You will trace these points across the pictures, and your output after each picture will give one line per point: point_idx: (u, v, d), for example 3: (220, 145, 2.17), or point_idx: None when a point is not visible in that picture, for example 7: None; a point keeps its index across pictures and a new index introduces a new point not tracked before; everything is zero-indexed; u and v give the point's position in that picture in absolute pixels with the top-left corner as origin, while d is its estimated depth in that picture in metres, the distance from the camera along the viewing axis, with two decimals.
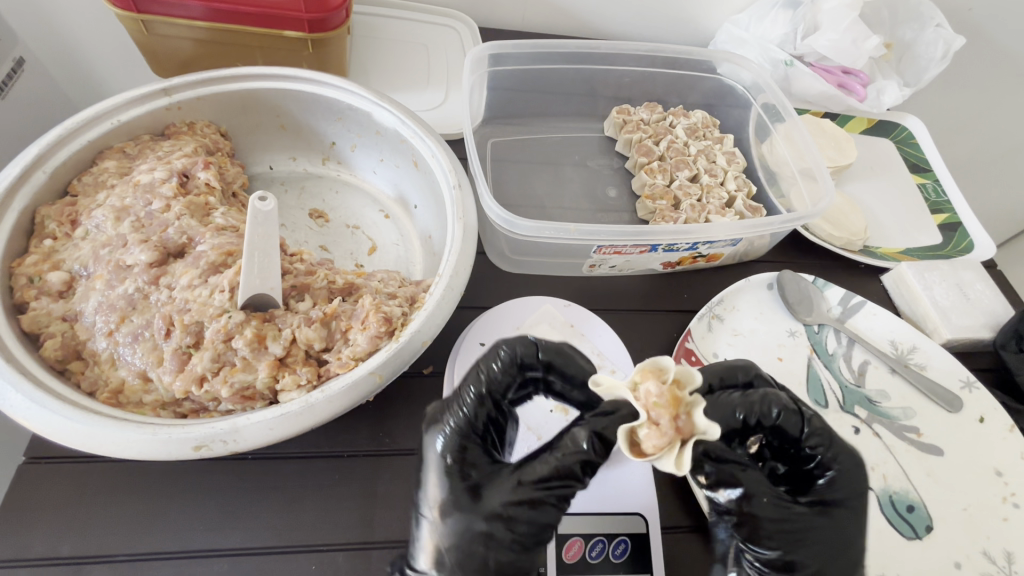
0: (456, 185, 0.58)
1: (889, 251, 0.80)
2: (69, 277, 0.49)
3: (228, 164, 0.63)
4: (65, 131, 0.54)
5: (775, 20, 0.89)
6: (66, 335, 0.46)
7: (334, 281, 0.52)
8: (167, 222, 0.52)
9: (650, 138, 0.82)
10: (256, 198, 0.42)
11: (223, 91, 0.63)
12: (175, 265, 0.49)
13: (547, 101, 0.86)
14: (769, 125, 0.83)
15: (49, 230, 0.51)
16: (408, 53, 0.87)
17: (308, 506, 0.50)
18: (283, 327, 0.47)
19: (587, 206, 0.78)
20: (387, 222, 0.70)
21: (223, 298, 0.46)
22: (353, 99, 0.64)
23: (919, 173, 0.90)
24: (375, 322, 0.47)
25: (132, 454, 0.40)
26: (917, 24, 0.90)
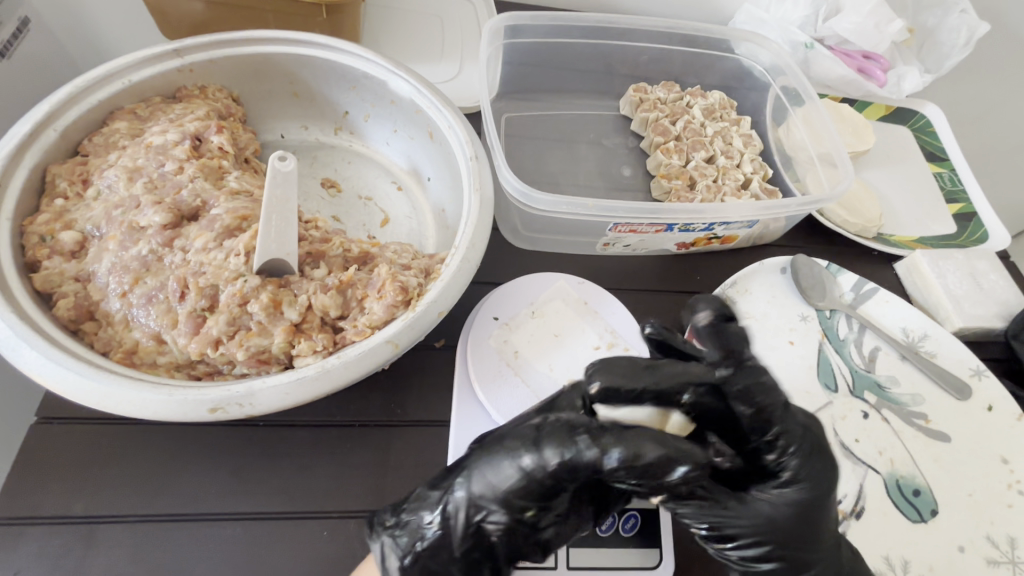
0: (474, 157, 0.57)
1: (903, 239, 0.79)
2: (81, 237, 0.48)
3: (240, 130, 0.62)
4: (76, 89, 0.53)
5: (796, 1, 0.87)
6: (80, 295, 0.46)
7: (350, 249, 0.51)
8: (181, 185, 0.51)
9: (667, 117, 0.81)
10: (276, 157, 0.46)
11: (236, 55, 0.61)
12: (189, 228, 0.48)
13: (563, 77, 0.84)
14: (788, 108, 0.82)
15: (60, 189, 0.50)
16: (422, 24, 0.85)
17: (320, 473, 0.50)
18: (299, 294, 0.47)
19: (601, 184, 0.78)
20: (400, 195, 0.69)
21: (239, 262, 0.46)
22: (368, 67, 0.63)
23: (935, 162, 0.89)
24: (392, 290, 0.47)
25: (147, 414, 0.40)
26: (941, 10, 0.88)
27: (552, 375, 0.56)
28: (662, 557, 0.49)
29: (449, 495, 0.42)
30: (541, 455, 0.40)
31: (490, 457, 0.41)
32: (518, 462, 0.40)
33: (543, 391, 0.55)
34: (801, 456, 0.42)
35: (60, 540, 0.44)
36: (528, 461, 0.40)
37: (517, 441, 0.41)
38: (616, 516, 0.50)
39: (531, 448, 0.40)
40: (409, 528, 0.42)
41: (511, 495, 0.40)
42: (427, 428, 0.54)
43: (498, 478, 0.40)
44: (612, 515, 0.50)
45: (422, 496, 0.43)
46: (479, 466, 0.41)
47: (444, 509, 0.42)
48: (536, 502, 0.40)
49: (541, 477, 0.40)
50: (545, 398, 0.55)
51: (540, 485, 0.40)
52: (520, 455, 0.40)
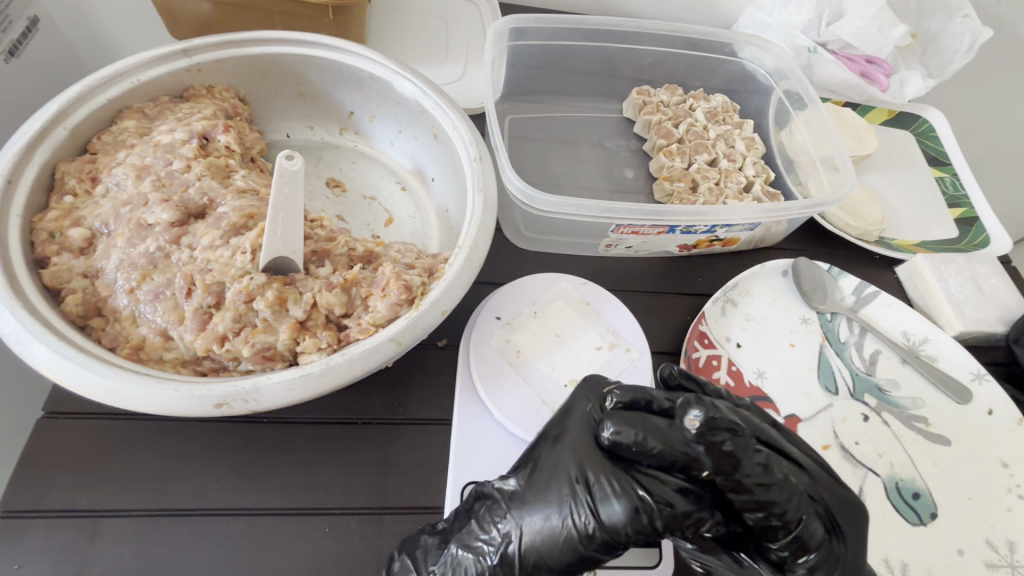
0: (478, 158, 0.58)
1: (904, 243, 0.79)
2: (90, 234, 0.49)
3: (246, 129, 0.63)
4: (86, 88, 0.54)
5: (800, 6, 0.88)
6: (88, 291, 0.46)
7: (354, 248, 0.52)
8: (188, 183, 0.51)
9: (670, 120, 0.81)
10: (283, 155, 0.43)
11: (243, 55, 0.62)
12: (196, 225, 0.49)
13: (567, 79, 0.85)
14: (790, 112, 0.82)
15: (69, 186, 0.51)
16: (427, 26, 0.86)
17: (323, 469, 0.50)
18: (303, 291, 0.47)
19: (605, 186, 0.78)
20: (404, 195, 0.70)
21: (245, 260, 0.46)
22: (374, 68, 0.64)
23: (937, 166, 0.89)
24: (396, 289, 0.47)
25: (154, 409, 0.40)
26: (944, 15, 0.89)
27: (553, 374, 0.57)
28: (662, 556, 0.50)
29: (484, 551, 0.41)
30: (592, 508, 0.40)
31: (534, 506, 0.41)
32: (568, 518, 0.40)
33: (543, 390, 0.56)
34: (823, 556, 0.41)
35: (64, 533, 0.45)
36: (583, 520, 0.39)
37: (562, 495, 0.40)
38: None
39: (575, 502, 0.40)
40: (450, 563, 0.42)
41: (559, 553, 0.40)
42: (428, 427, 0.54)
43: (548, 540, 0.40)
44: None
45: (456, 557, 0.42)
46: (538, 521, 0.41)
47: (490, 559, 0.41)
48: (581, 556, 0.40)
49: (603, 537, 0.39)
50: (546, 397, 0.55)
51: (584, 545, 0.40)
52: (571, 509, 0.40)
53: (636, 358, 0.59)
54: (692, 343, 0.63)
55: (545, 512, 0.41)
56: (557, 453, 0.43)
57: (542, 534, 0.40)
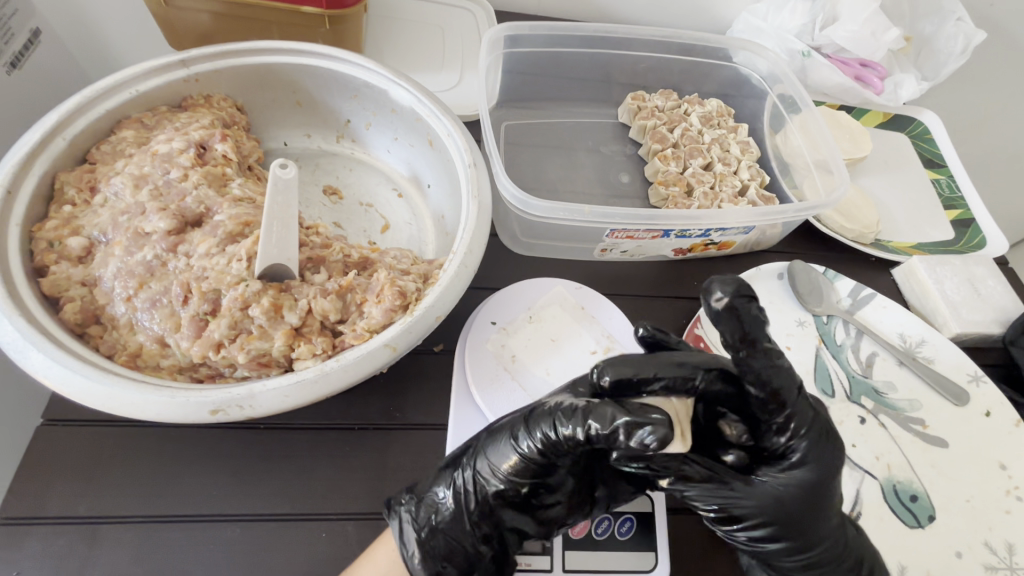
0: (472, 164, 0.58)
1: (900, 245, 0.80)
2: (88, 243, 0.49)
3: (244, 138, 0.64)
4: (85, 99, 0.55)
5: (794, 11, 0.89)
6: (86, 299, 0.47)
7: (349, 255, 0.52)
8: (185, 191, 0.52)
9: (665, 125, 0.82)
10: (277, 165, 0.45)
11: (240, 65, 0.63)
12: (193, 233, 0.49)
13: (562, 85, 0.85)
14: (785, 115, 0.83)
15: (68, 196, 0.52)
16: (424, 36, 0.88)
17: (319, 476, 0.50)
18: (299, 298, 0.47)
19: (600, 191, 0.79)
20: (400, 201, 0.70)
21: (241, 267, 0.46)
22: (370, 76, 0.65)
23: (933, 169, 0.90)
24: (390, 295, 0.48)
25: (151, 415, 0.40)
26: (938, 18, 0.90)
27: (548, 378, 0.57)
28: (658, 560, 0.50)
29: (456, 479, 0.47)
30: (536, 434, 0.45)
31: (493, 442, 0.46)
32: (519, 445, 0.45)
33: (538, 395, 0.56)
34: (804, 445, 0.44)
35: (62, 541, 0.45)
36: (529, 443, 0.45)
37: (511, 426, 0.46)
38: (612, 519, 0.51)
39: (521, 435, 0.45)
40: (424, 505, 0.46)
41: (514, 473, 0.45)
42: (424, 432, 0.54)
43: (502, 464, 0.45)
44: (608, 519, 0.51)
45: (436, 490, 0.47)
46: (493, 449, 0.46)
47: (456, 489, 0.46)
48: (535, 478, 0.46)
49: (542, 456, 0.44)
50: (541, 402, 0.56)
51: (534, 464, 0.45)
52: (520, 438, 0.45)
53: None
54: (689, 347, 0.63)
55: (501, 447, 0.46)
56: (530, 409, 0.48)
57: (500, 462, 0.46)
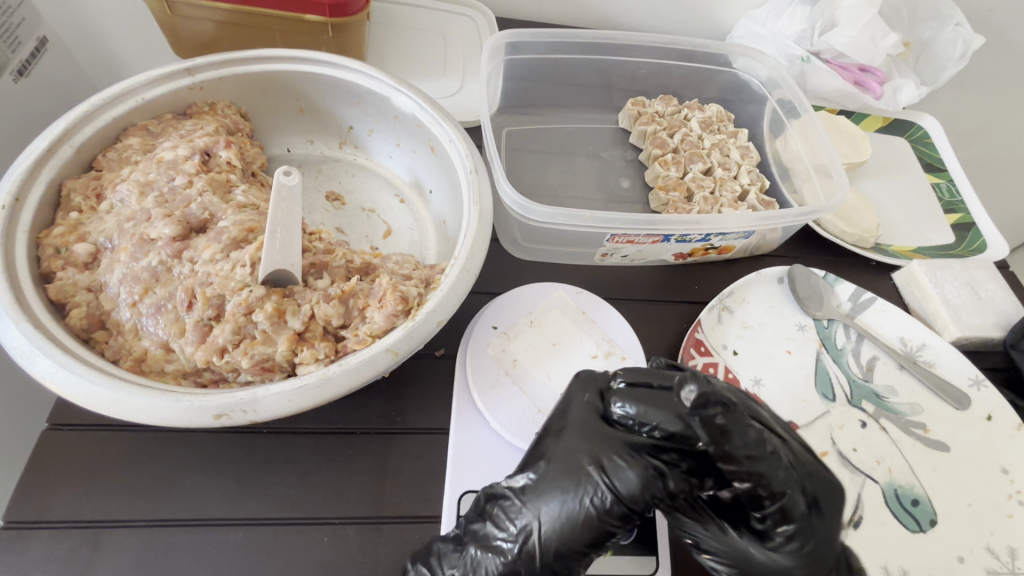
0: (473, 170, 0.59)
1: (901, 249, 0.80)
2: (95, 249, 0.50)
3: (248, 145, 0.64)
4: (91, 107, 0.56)
5: (793, 17, 0.90)
6: (92, 305, 0.47)
7: (352, 260, 0.53)
8: (190, 198, 0.52)
9: (665, 130, 0.82)
10: (281, 173, 0.44)
11: (244, 72, 0.64)
12: (198, 239, 0.50)
13: (563, 91, 0.86)
14: (784, 120, 0.83)
15: (74, 203, 0.52)
16: (427, 43, 0.89)
17: (322, 480, 0.51)
18: (302, 303, 0.48)
19: (600, 196, 0.79)
20: (402, 207, 0.71)
21: (245, 273, 0.47)
22: (372, 83, 0.65)
23: (932, 173, 0.90)
24: (392, 300, 0.48)
25: (156, 420, 0.41)
26: (936, 24, 0.90)
27: (549, 382, 0.57)
28: (659, 564, 0.50)
29: (506, 550, 0.40)
30: (610, 487, 0.40)
31: (548, 495, 0.40)
32: (582, 501, 0.40)
33: (539, 399, 0.56)
34: (801, 528, 0.42)
35: (66, 545, 0.45)
36: (595, 499, 0.40)
37: (577, 481, 0.40)
38: None
39: (590, 486, 0.40)
40: (469, 566, 0.41)
41: (579, 537, 0.40)
42: (426, 436, 0.54)
43: (566, 521, 0.40)
44: None
45: (474, 557, 0.41)
46: (547, 508, 0.40)
47: (507, 556, 0.40)
48: (597, 542, 0.40)
49: (614, 512, 0.40)
50: (542, 406, 0.56)
51: (603, 523, 0.40)
52: (590, 494, 0.40)
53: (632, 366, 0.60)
54: (689, 351, 0.63)
55: (561, 508, 0.40)
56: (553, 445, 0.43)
57: (560, 522, 0.40)
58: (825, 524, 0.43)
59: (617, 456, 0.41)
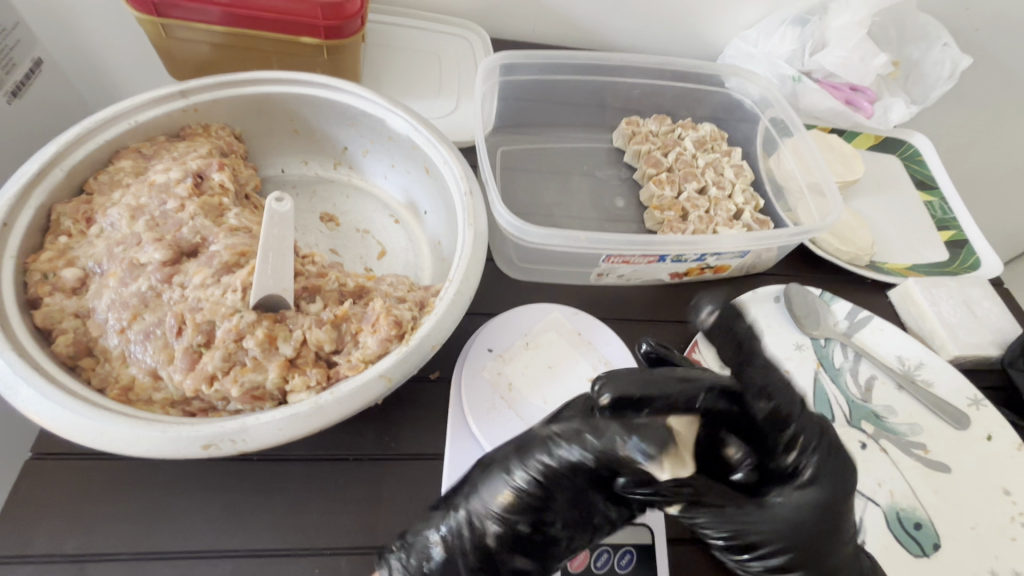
0: (468, 193, 0.59)
1: (896, 267, 0.80)
2: (83, 274, 0.49)
3: (241, 167, 0.64)
4: (83, 130, 0.55)
5: (783, 37, 0.91)
6: (79, 331, 0.47)
7: (345, 284, 0.52)
8: (182, 222, 0.52)
9: (659, 149, 0.83)
10: (272, 198, 0.45)
11: (238, 95, 0.64)
12: (188, 264, 0.49)
13: (557, 111, 0.86)
14: (777, 139, 0.84)
15: (64, 227, 0.52)
16: (422, 64, 0.90)
17: (313, 509, 0.50)
18: (294, 329, 0.47)
19: (595, 215, 0.79)
20: (397, 227, 0.70)
21: (236, 298, 0.46)
22: (367, 105, 0.66)
23: (924, 191, 0.91)
24: (386, 325, 0.47)
25: (141, 451, 0.40)
26: (924, 44, 0.92)
27: (545, 406, 0.57)
28: None
29: (454, 516, 0.44)
30: (552, 457, 0.43)
31: (491, 474, 0.45)
32: (519, 475, 0.44)
33: (536, 423, 0.56)
34: (816, 461, 0.41)
35: None
36: (524, 474, 0.44)
37: (517, 457, 0.45)
38: (612, 553, 0.50)
39: (515, 461, 0.44)
40: (414, 549, 0.45)
41: (511, 507, 0.43)
42: (420, 462, 0.53)
43: (496, 494, 0.43)
44: (606, 553, 0.50)
45: (425, 542, 0.44)
46: (490, 482, 0.44)
47: (453, 528, 0.44)
48: (540, 514, 0.43)
49: (550, 483, 0.43)
50: None
51: (541, 494, 0.43)
52: (525, 465, 0.44)
53: None
54: None
55: (502, 485, 0.44)
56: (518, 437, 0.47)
57: (499, 497, 0.43)
58: (837, 458, 0.42)
59: (562, 430, 0.45)
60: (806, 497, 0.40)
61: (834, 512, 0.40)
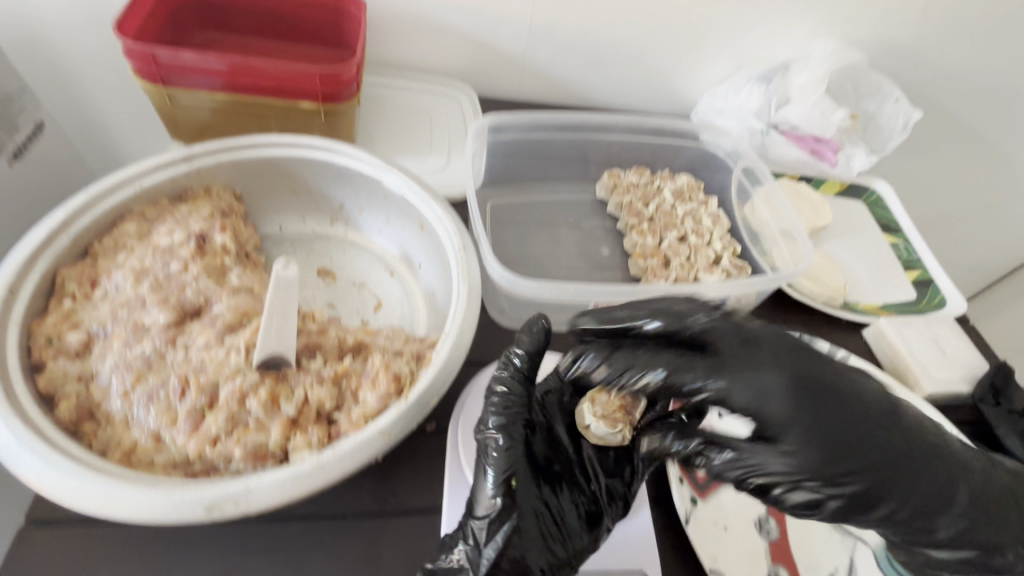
0: (461, 248, 0.62)
1: (868, 307, 0.84)
2: (87, 337, 0.50)
3: (242, 226, 0.66)
4: (91, 198, 0.58)
5: (751, 93, 0.98)
6: (81, 394, 0.47)
7: (344, 340, 0.54)
8: (185, 283, 0.54)
9: (640, 200, 0.88)
10: (280, 266, 0.56)
11: (240, 159, 0.67)
12: (192, 326, 0.51)
13: (542, 165, 0.91)
14: (749, 189, 0.91)
15: (69, 291, 0.53)
16: (413, 123, 0.95)
17: (311, 569, 0.49)
18: (295, 387, 0.48)
19: (582, 264, 0.83)
20: (392, 280, 0.73)
21: (239, 358, 0.48)
22: (365, 167, 0.70)
23: (890, 233, 0.96)
24: (386, 381, 0.49)
25: (142, 517, 0.40)
26: (878, 98, 0.99)
27: None
28: None
29: (467, 524, 0.47)
30: (516, 436, 0.49)
31: (483, 463, 0.48)
32: (499, 449, 0.48)
33: None
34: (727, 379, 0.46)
35: None
36: (505, 444, 0.49)
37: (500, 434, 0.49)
38: None
39: (509, 430, 0.49)
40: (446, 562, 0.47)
41: (503, 485, 0.47)
42: (418, 517, 0.54)
43: (493, 473, 0.47)
44: None
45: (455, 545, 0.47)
46: (483, 463, 0.48)
47: (472, 526, 0.46)
48: (521, 485, 0.47)
49: (522, 454, 0.49)
50: None
51: (518, 467, 0.48)
52: (501, 441, 0.49)
53: None
54: None
55: (489, 466, 0.48)
56: (523, 391, 0.52)
57: (488, 477, 0.47)
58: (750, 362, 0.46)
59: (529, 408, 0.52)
60: (770, 406, 0.45)
61: (787, 396, 0.45)
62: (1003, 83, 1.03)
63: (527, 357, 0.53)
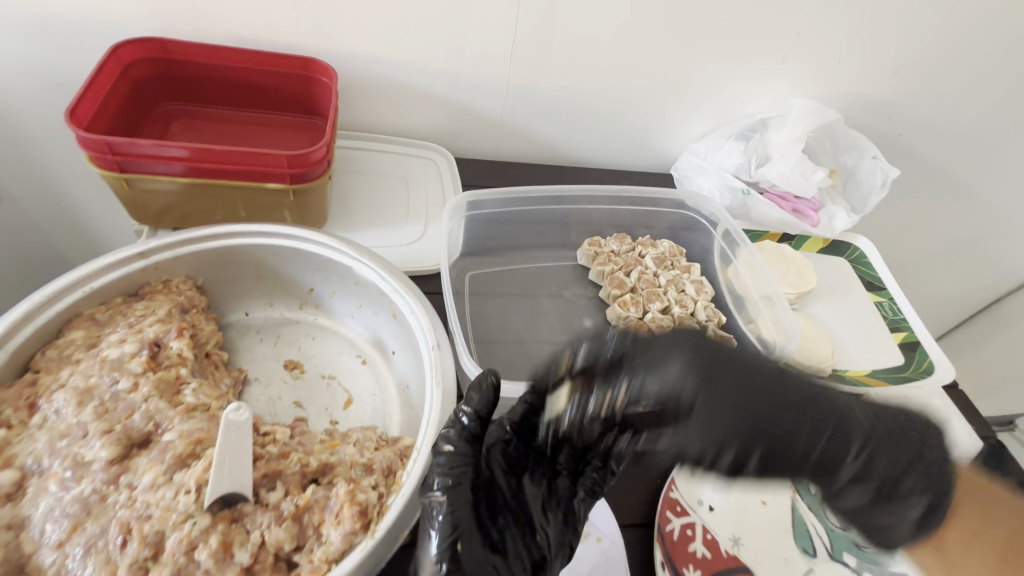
0: (435, 346, 0.59)
1: (857, 374, 0.83)
2: (20, 475, 0.45)
3: (203, 322, 0.63)
4: (33, 304, 0.54)
5: (730, 151, 0.97)
6: (11, 546, 0.42)
7: (308, 463, 0.50)
8: (134, 405, 0.50)
9: (621, 269, 0.86)
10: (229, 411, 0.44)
11: (201, 250, 0.64)
12: (139, 459, 0.46)
13: (521, 233, 0.89)
14: (730, 255, 0.88)
15: (3, 418, 0.48)
16: (388, 189, 0.92)
17: None
18: (251, 529, 0.44)
19: (564, 337, 0.80)
20: (364, 369, 0.69)
21: (188, 500, 0.44)
22: (334, 254, 0.67)
23: (874, 291, 0.96)
24: (350, 516, 0.45)
25: None
26: (855, 154, 1.00)
27: None
28: None
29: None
30: (468, 485, 0.46)
31: (433, 510, 0.44)
32: (450, 500, 0.44)
33: None
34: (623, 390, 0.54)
35: None
36: (458, 493, 0.45)
37: (454, 484, 0.46)
38: None
39: (461, 479, 0.46)
40: None
41: (455, 539, 0.43)
42: None
43: (445, 524, 0.43)
44: None
45: None
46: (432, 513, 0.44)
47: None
48: (473, 540, 0.44)
49: (475, 505, 0.45)
50: None
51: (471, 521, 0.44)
52: (454, 491, 0.45)
53: (609, 546, 0.57)
54: (666, 515, 0.61)
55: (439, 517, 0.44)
56: (471, 450, 0.48)
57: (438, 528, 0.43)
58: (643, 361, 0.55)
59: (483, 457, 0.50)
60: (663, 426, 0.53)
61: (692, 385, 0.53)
62: (975, 132, 1.04)
63: (476, 416, 0.50)
